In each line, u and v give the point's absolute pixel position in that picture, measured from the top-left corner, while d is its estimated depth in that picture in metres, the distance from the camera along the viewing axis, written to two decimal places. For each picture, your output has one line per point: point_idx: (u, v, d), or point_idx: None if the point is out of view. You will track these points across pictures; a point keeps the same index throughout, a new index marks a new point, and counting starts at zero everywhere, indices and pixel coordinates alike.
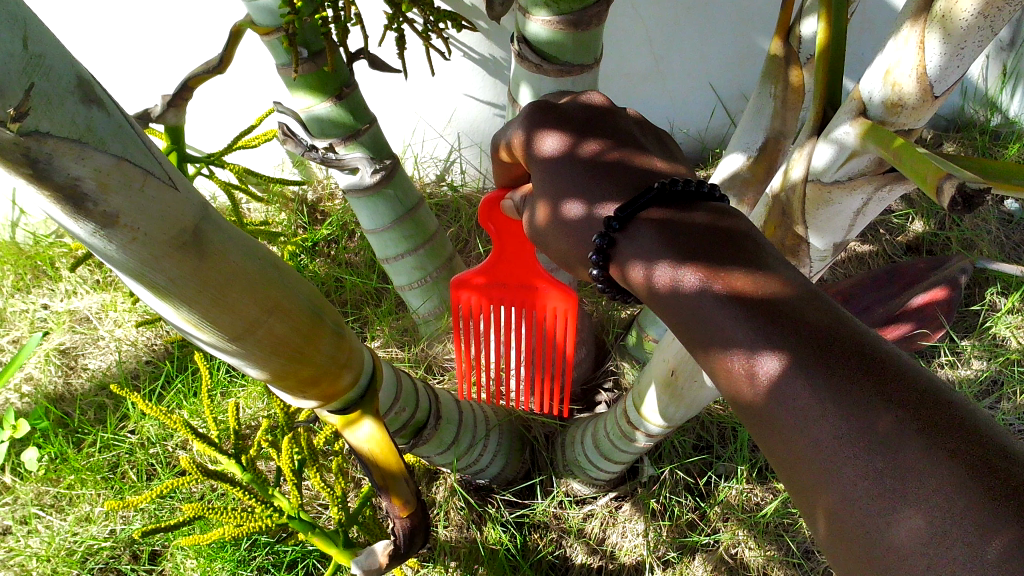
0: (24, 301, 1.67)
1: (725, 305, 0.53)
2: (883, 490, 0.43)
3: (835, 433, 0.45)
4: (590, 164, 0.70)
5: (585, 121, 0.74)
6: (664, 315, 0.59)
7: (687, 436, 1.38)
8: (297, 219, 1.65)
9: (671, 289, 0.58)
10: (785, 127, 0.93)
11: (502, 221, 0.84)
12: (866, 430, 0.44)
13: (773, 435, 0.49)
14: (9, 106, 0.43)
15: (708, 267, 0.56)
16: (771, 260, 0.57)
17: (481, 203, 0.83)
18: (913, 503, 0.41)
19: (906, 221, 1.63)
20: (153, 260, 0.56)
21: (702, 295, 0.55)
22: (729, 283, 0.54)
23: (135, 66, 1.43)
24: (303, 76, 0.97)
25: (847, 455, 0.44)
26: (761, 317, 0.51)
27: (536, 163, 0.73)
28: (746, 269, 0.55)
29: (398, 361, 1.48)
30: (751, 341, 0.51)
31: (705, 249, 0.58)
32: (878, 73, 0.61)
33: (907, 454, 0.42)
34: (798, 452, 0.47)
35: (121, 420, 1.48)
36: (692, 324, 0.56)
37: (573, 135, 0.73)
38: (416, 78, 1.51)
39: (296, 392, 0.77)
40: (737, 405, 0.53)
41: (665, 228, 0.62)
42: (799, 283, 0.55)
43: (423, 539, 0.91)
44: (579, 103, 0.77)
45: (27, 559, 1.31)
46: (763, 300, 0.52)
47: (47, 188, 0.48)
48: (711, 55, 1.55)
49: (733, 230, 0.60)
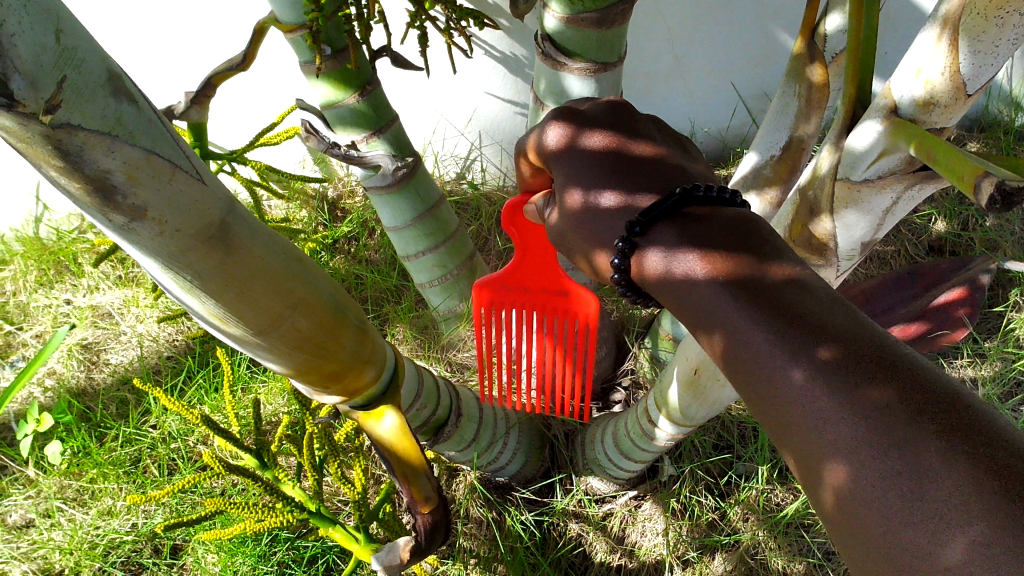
0: (47, 296, 1.68)
1: (744, 306, 0.53)
2: (899, 493, 0.42)
3: (853, 434, 0.44)
4: (607, 159, 0.69)
5: (602, 119, 0.73)
6: (685, 317, 0.58)
7: (707, 436, 1.38)
8: (317, 216, 1.65)
9: (691, 289, 0.57)
10: (808, 126, 0.92)
11: (524, 225, 0.84)
12: (884, 430, 0.43)
13: (789, 437, 0.48)
14: (42, 98, 0.43)
15: (729, 269, 0.56)
16: (791, 262, 0.56)
17: (503, 207, 0.83)
18: (930, 505, 0.40)
19: (929, 221, 1.61)
20: (179, 254, 0.56)
21: (720, 296, 0.55)
22: (749, 286, 0.54)
23: (158, 63, 1.44)
24: (327, 74, 0.97)
25: (864, 457, 0.43)
26: (780, 319, 0.51)
27: (552, 155, 0.72)
28: (766, 272, 0.55)
29: (418, 359, 1.49)
30: (772, 345, 0.50)
31: (723, 250, 0.58)
32: (910, 72, 0.61)
33: (925, 455, 0.41)
34: (817, 456, 0.46)
35: (143, 415, 1.49)
36: (711, 327, 0.55)
37: (593, 130, 0.72)
38: (437, 76, 1.51)
39: (318, 387, 0.77)
40: (756, 409, 0.52)
41: (682, 228, 0.61)
42: (819, 286, 0.54)
43: (443, 537, 0.92)
44: (597, 103, 0.76)
45: (51, 552, 1.33)
46: (784, 303, 0.52)
47: (78, 181, 0.49)
48: (734, 54, 1.54)
49: (752, 231, 0.59)
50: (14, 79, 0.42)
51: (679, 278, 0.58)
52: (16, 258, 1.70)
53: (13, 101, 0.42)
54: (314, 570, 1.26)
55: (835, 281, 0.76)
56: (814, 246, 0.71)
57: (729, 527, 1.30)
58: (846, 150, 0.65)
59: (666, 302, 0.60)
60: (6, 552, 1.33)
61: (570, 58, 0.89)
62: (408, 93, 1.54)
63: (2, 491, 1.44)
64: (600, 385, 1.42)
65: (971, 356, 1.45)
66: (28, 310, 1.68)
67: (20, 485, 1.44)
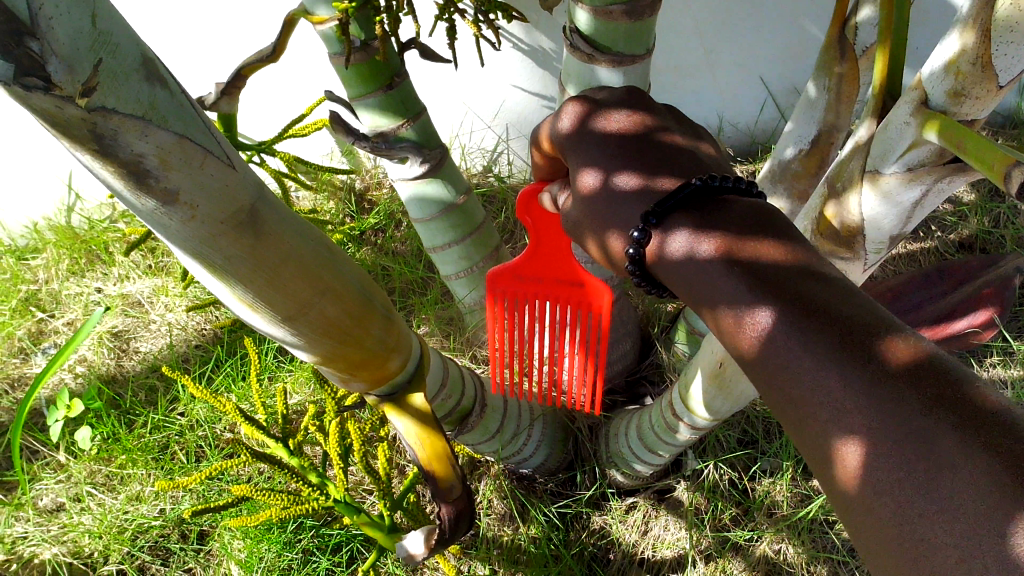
0: (79, 284, 1.71)
1: (760, 297, 0.52)
2: (913, 483, 0.41)
3: (868, 425, 0.44)
4: (624, 143, 0.69)
5: (617, 104, 0.72)
6: (699, 309, 0.58)
7: (732, 431, 1.37)
8: (344, 208, 1.67)
9: (705, 281, 0.57)
10: (839, 121, 0.91)
11: (539, 214, 0.82)
12: (898, 421, 0.43)
13: (804, 427, 0.48)
14: (78, 82, 0.44)
15: (743, 261, 0.55)
16: (806, 253, 0.55)
17: (519, 195, 0.82)
18: (947, 496, 0.40)
19: (959, 219, 1.60)
20: (210, 239, 0.57)
21: (737, 287, 0.54)
22: (766, 277, 0.53)
23: (190, 53, 1.46)
24: (355, 65, 0.98)
25: (878, 448, 0.43)
26: (796, 310, 0.50)
27: (569, 139, 0.71)
28: (783, 263, 0.54)
29: (443, 350, 1.50)
30: (786, 337, 0.50)
31: (739, 240, 0.57)
32: (941, 63, 0.61)
33: (941, 445, 0.41)
34: (829, 445, 0.46)
35: (171, 402, 1.51)
36: (724, 318, 0.55)
37: (608, 116, 0.71)
38: (465, 68, 1.51)
39: (345, 375, 0.78)
40: (770, 401, 0.51)
41: (699, 217, 0.60)
42: (835, 277, 0.53)
43: (468, 524, 0.93)
44: (613, 90, 0.75)
45: (81, 536, 1.35)
46: (800, 294, 0.51)
47: (111, 165, 0.49)
48: (763, 48, 1.53)
49: (769, 221, 0.58)
50: (51, 62, 0.43)
51: (695, 268, 0.58)
52: (49, 246, 1.73)
53: (50, 85, 0.43)
54: (339, 558, 1.28)
55: (863, 274, 0.75)
56: (842, 239, 0.70)
57: (751, 525, 1.29)
58: (877, 140, 0.65)
59: (681, 292, 0.60)
60: (37, 534, 1.35)
61: (597, 51, 0.89)
62: (436, 84, 1.54)
63: (34, 475, 1.46)
64: (625, 378, 1.42)
65: (1001, 355, 1.43)
66: (60, 298, 1.70)
67: (51, 469, 1.46)
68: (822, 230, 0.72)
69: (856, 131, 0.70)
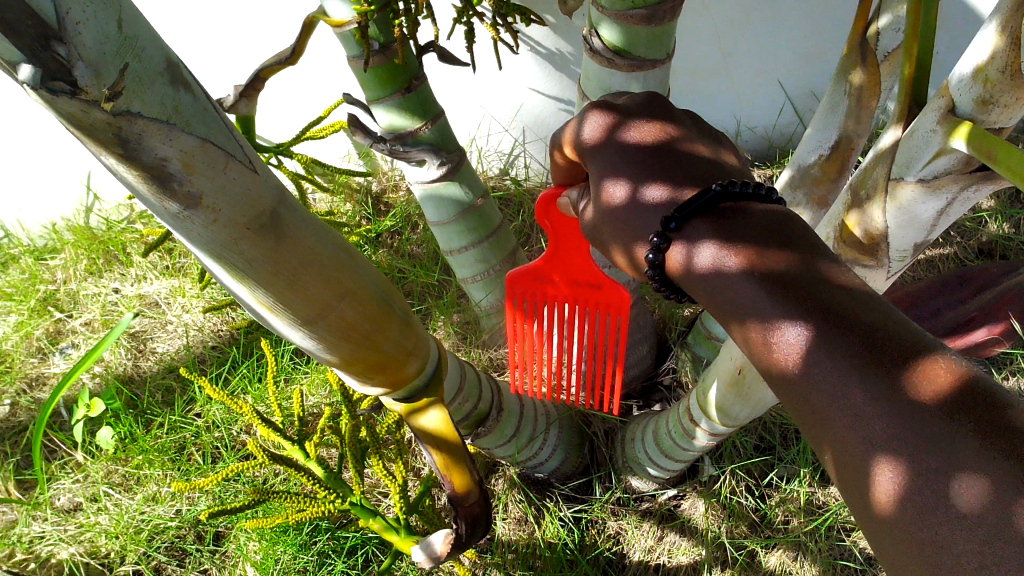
0: (97, 285, 1.71)
1: (781, 306, 0.53)
2: (933, 489, 0.42)
3: (889, 432, 0.44)
4: (644, 151, 0.69)
5: (638, 112, 0.73)
6: (720, 315, 0.58)
7: (749, 437, 1.36)
8: (361, 211, 1.67)
9: (725, 287, 0.57)
10: (859, 126, 0.90)
11: (559, 217, 0.82)
12: (920, 428, 0.43)
13: (823, 435, 0.48)
14: (104, 86, 0.44)
15: (765, 267, 0.55)
16: (827, 259, 0.55)
17: (537, 199, 0.82)
18: (966, 502, 0.40)
19: (979, 224, 1.59)
20: (232, 243, 0.57)
21: (758, 294, 0.54)
22: (786, 283, 0.53)
23: (210, 55, 1.46)
24: (374, 68, 0.98)
25: (899, 458, 0.43)
26: (817, 316, 0.50)
27: (589, 147, 0.72)
28: (803, 269, 0.54)
29: (459, 353, 1.50)
30: (807, 344, 0.49)
31: (759, 247, 0.57)
32: (968, 71, 0.60)
33: (964, 453, 0.42)
34: (851, 454, 0.46)
35: (188, 403, 1.52)
36: (746, 324, 0.55)
37: (626, 123, 0.72)
38: (482, 72, 1.51)
39: (363, 378, 0.78)
40: (790, 407, 0.51)
41: (719, 223, 0.60)
42: (856, 283, 0.53)
43: (484, 528, 0.94)
44: (633, 98, 0.75)
45: (97, 536, 1.35)
46: (820, 301, 0.51)
47: (135, 169, 0.50)
48: (782, 52, 1.53)
49: (789, 227, 0.58)
50: (78, 66, 0.43)
51: (715, 275, 0.58)
52: (68, 247, 1.74)
53: (76, 89, 0.43)
54: (354, 561, 1.28)
55: (886, 283, 0.75)
56: (865, 246, 0.70)
57: (767, 531, 1.29)
58: (903, 148, 0.65)
59: (701, 297, 0.60)
60: (55, 534, 1.36)
61: (617, 55, 0.89)
62: (453, 87, 1.54)
63: (52, 475, 1.47)
64: (641, 383, 1.42)
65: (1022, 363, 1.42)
66: (78, 298, 1.71)
67: (68, 468, 1.47)
68: (843, 238, 0.72)
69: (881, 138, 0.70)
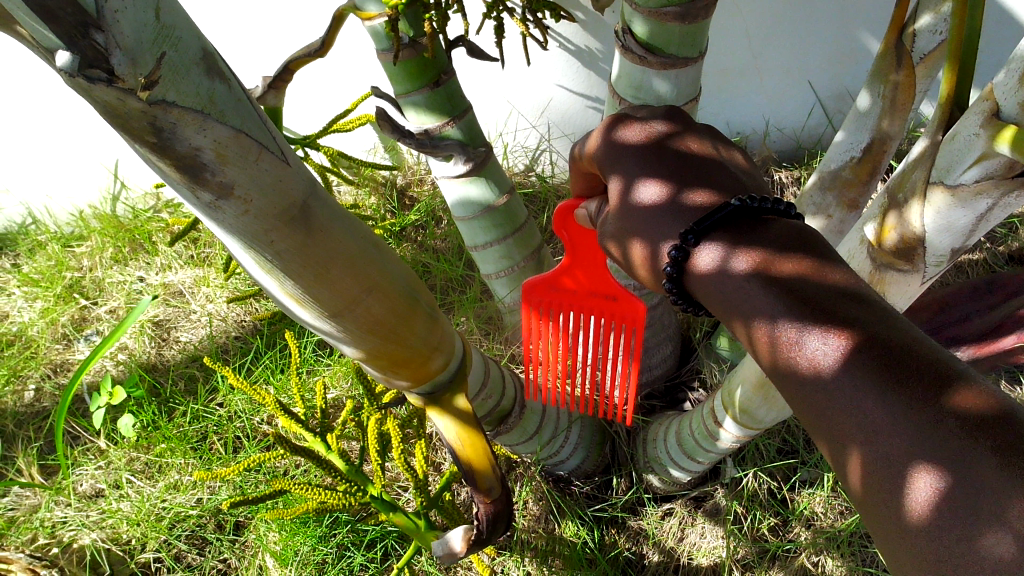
0: (122, 273, 1.72)
1: (801, 318, 0.51)
2: (952, 507, 0.41)
3: (908, 448, 0.43)
4: (667, 161, 0.68)
5: (661, 125, 0.72)
6: (736, 326, 0.57)
7: (772, 440, 1.36)
8: (385, 204, 1.67)
9: (744, 297, 0.56)
10: (893, 127, 0.88)
11: (576, 229, 0.82)
12: (938, 442, 0.42)
13: (839, 448, 0.47)
14: (141, 75, 0.44)
15: (784, 280, 0.54)
16: (846, 273, 0.54)
17: (555, 209, 0.81)
18: (986, 521, 0.40)
19: (1009, 231, 1.58)
20: (262, 234, 0.57)
21: (776, 306, 0.53)
22: (807, 297, 0.53)
23: (241, 44, 1.46)
24: (403, 62, 0.98)
25: (929, 466, 0.42)
26: (837, 329, 0.49)
27: (611, 158, 0.71)
28: (823, 284, 0.53)
29: (481, 348, 1.50)
30: (827, 358, 0.49)
31: (781, 260, 0.56)
32: (1012, 74, 0.58)
33: (981, 471, 0.41)
34: (868, 470, 0.45)
35: (210, 393, 1.52)
36: (763, 335, 0.54)
37: (648, 133, 0.71)
38: (511, 67, 1.51)
39: (387, 372, 0.77)
40: (806, 423, 0.50)
41: (739, 236, 0.59)
42: (875, 298, 0.52)
43: (505, 524, 0.95)
44: (655, 109, 0.74)
45: (119, 522, 1.36)
46: (841, 315, 0.50)
47: (168, 158, 0.49)
48: (814, 53, 1.51)
49: (810, 240, 0.58)
50: (115, 55, 0.43)
51: (732, 286, 0.57)
52: (94, 234, 1.75)
53: (113, 77, 0.43)
54: (374, 554, 1.29)
55: (921, 287, 0.74)
56: (902, 250, 0.70)
57: (790, 535, 1.29)
58: (943, 151, 0.64)
59: (717, 308, 0.59)
60: (78, 520, 1.37)
61: (649, 52, 0.88)
62: (482, 81, 1.54)
63: (74, 461, 1.48)
64: (664, 382, 1.41)
65: None
66: (103, 285, 1.72)
67: (91, 455, 1.48)
68: (881, 241, 0.72)
69: (923, 139, 0.69)
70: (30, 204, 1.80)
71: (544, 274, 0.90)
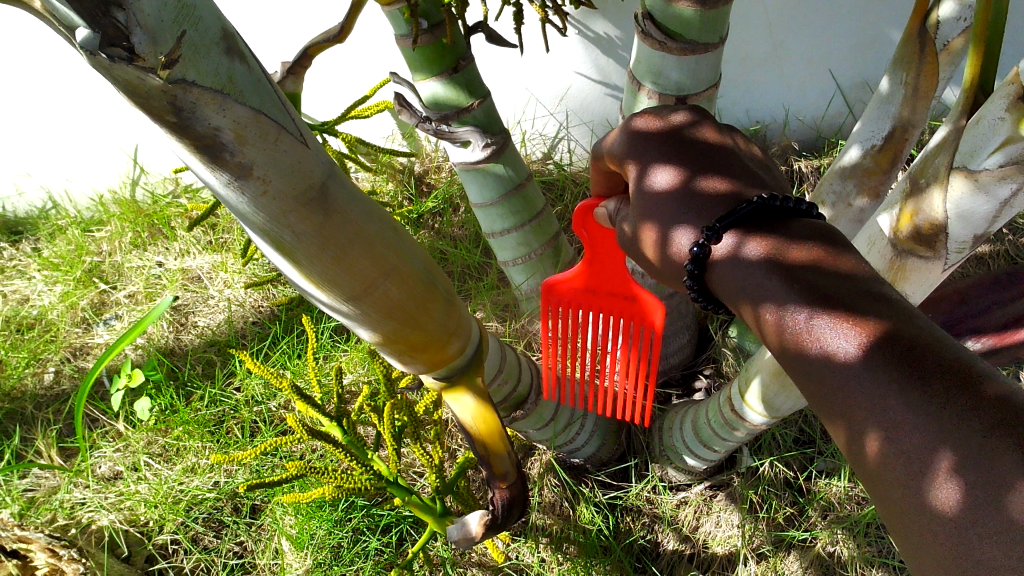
0: (141, 258, 1.73)
1: (821, 313, 0.51)
2: (974, 502, 0.40)
3: (929, 442, 0.43)
4: (686, 154, 0.67)
5: (682, 120, 0.71)
6: (754, 320, 0.56)
7: (789, 429, 1.35)
8: (403, 191, 1.67)
9: (763, 291, 0.55)
10: (915, 115, 0.88)
11: (595, 228, 0.81)
12: (959, 438, 0.42)
13: (858, 444, 0.46)
14: (161, 53, 0.44)
15: (804, 276, 0.54)
16: (866, 272, 0.53)
17: (574, 208, 0.80)
18: (1006, 518, 0.39)
19: None
20: (280, 216, 0.57)
21: (795, 301, 0.53)
22: (828, 292, 0.52)
23: (262, 29, 1.47)
24: (422, 47, 0.98)
25: (950, 462, 0.41)
26: (858, 324, 0.49)
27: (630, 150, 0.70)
28: (845, 281, 0.52)
29: (498, 334, 1.50)
30: (847, 354, 0.48)
31: (801, 256, 0.55)
32: None
33: (1001, 468, 0.40)
34: (888, 466, 0.44)
35: (228, 376, 1.54)
36: (782, 329, 0.53)
37: (671, 127, 0.71)
38: (530, 54, 1.51)
39: (404, 356, 0.77)
40: (825, 419, 0.50)
41: (759, 232, 0.59)
42: (896, 296, 0.51)
43: (520, 512, 0.94)
44: (674, 104, 0.73)
45: (137, 504, 1.37)
46: (861, 311, 0.50)
47: (188, 138, 0.50)
48: (835, 43, 1.50)
49: (831, 239, 0.57)
50: (136, 33, 0.43)
51: (752, 281, 0.57)
52: (114, 219, 1.76)
53: (133, 55, 0.43)
54: (388, 540, 1.30)
55: (943, 275, 0.73)
56: (923, 237, 0.69)
57: (806, 524, 1.29)
58: (968, 135, 0.64)
59: (737, 302, 0.59)
60: (96, 501, 1.38)
61: (669, 38, 0.87)
62: (501, 68, 1.54)
63: (93, 443, 1.49)
64: (681, 371, 1.41)
65: None
66: (122, 270, 1.73)
67: (109, 438, 1.49)
68: (902, 229, 0.71)
69: (944, 127, 0.68)
70: (50, 188, 1.82)
71: (564, 272, 0.89)
